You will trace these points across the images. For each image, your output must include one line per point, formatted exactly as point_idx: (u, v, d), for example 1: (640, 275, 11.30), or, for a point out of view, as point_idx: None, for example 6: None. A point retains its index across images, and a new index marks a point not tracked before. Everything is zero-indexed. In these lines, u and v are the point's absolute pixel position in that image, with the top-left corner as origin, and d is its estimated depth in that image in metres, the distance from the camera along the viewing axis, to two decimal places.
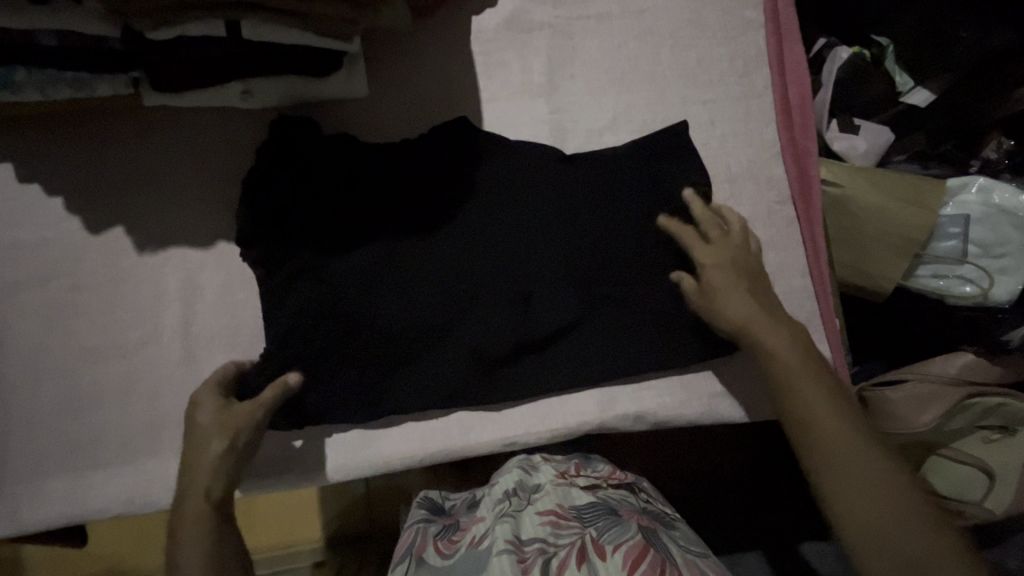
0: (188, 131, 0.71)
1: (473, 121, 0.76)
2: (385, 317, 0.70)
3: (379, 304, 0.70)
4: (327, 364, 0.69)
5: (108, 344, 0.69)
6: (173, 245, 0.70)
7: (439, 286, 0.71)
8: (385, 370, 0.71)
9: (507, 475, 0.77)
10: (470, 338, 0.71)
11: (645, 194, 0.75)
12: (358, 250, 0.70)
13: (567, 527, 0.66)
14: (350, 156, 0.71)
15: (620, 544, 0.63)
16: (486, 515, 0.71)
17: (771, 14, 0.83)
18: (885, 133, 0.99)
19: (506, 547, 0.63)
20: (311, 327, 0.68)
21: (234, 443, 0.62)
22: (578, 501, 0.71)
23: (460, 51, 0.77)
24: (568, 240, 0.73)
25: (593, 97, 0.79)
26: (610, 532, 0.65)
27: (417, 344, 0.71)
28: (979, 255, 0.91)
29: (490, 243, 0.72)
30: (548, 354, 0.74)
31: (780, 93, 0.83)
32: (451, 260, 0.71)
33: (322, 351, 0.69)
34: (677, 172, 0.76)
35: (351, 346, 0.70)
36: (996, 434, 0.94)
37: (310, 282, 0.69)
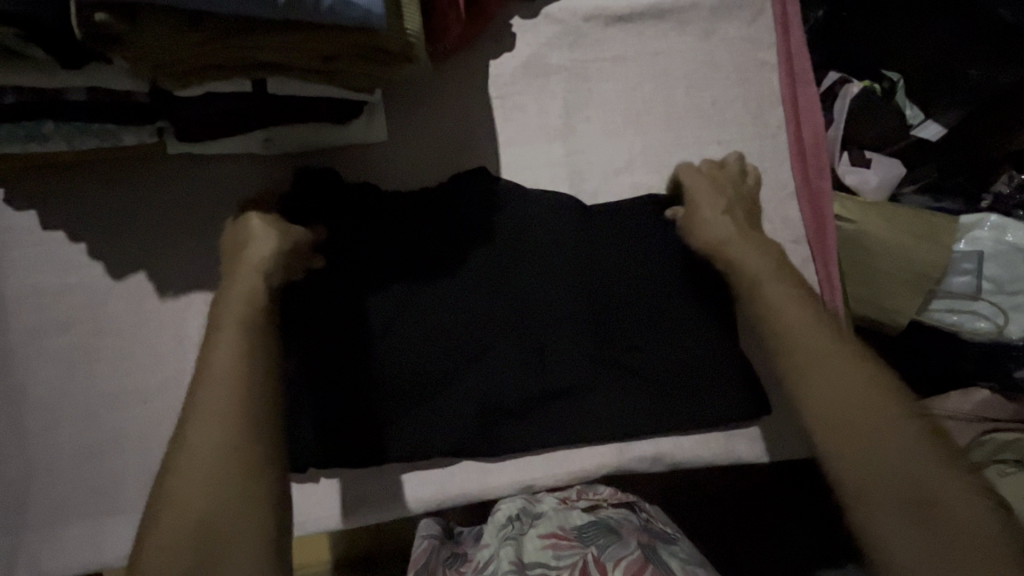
0: (209, 176, 0.72)
1: (491, 164, 0.77)
2: (398, 366, 0.70)
3: (392, 354, 0.70)
4: (344, 410, 0.70)
5: (128, 388, 0.69)
6: (193, 289, 0.71)
7: (451, 335, 0.71)
8: (398, 418, 0.71)
9: (508, 501, 0.73)
10: (480, 386, 0.72)
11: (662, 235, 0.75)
12: (372, 297, 0.70)
13: (569, 547, 0.67)
14: (371, 202, 0.72)
15: (620, 561, 0.65)
16: (491, 540, 0.71)
17: (785, 55, 0.84)
18: (896, 167, 1.00)
19: (510, 568, 0.65)
20: (333, 372, 0.69)
21: (277, 262, 0.61)
22: (578, 521, 0.71)
23: (478, 95, 0.77)
24: (586, 284, 0.73)
25: (609, 138, 0.80)
26: (610, 548, 0.66)
27: (428, 393, 0.71)
28: (992, 292, 0.91)
29: (506, 287, 0.72)
30: (564, 397, 0.74)
31: (794, 133, 0.83)
32: (465, 308, 0.72)
33: (341, 396, 0.70)
34: None
35: (366, 394, 0.70)
36: None
37: (327, 330, 0.70)
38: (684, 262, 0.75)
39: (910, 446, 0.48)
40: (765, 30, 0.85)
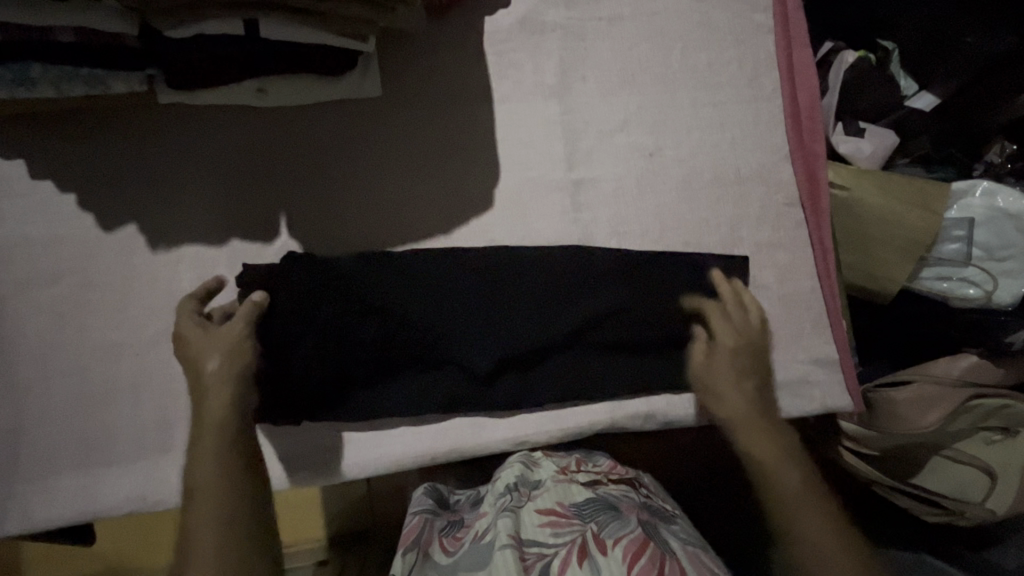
0: (202, 129, 0.71)
1: (488, 121, 0.76)
2: (398, 329, 0.70)
3: (396, 318, 0.70)
4: (340, 369, 0.69)
5: (119, 340, 0.69)
6: (186, 242, 0.70)
7: (451, 296, 0.72)
8: (394, 375, 0.71)
9: (507, 470, 0.76)
10: (480, 348, 0.72)
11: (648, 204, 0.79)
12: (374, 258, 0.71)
13: (567, 526, 0.66)
14: (375, 166, 0.74)
15: (620, 539, 0.63)
16: (489, 511, 0.70)
17: (781, 17, 0.84)
18: (890, 136, 1.00)
19: (509, 542, 0.63)
20: (326, 331, 0.68)
21: (227, 361, 0.62)
22: (576, 497, 0.71)
23: (474, 51, 0.77)
24: (589, 254, 0.76)
25: (605, 98, 0.80)
26: (610, 526, 0.65)
27: (428, 355, 0.71)
28: (982, 258, 0.92)
29: (512, 255, 0.74)
30: (563, 358, 0.74)
31: (789, 95, 0.84)
32: (467, 271, 0.73)
33: (336, 354, 0.68)
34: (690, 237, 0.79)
35: (365, 354, 0.69)
36: (998, 435, 0.98)
37: (318, 289, 0.68)
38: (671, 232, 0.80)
39: (821, 523, 0.62)
40: None
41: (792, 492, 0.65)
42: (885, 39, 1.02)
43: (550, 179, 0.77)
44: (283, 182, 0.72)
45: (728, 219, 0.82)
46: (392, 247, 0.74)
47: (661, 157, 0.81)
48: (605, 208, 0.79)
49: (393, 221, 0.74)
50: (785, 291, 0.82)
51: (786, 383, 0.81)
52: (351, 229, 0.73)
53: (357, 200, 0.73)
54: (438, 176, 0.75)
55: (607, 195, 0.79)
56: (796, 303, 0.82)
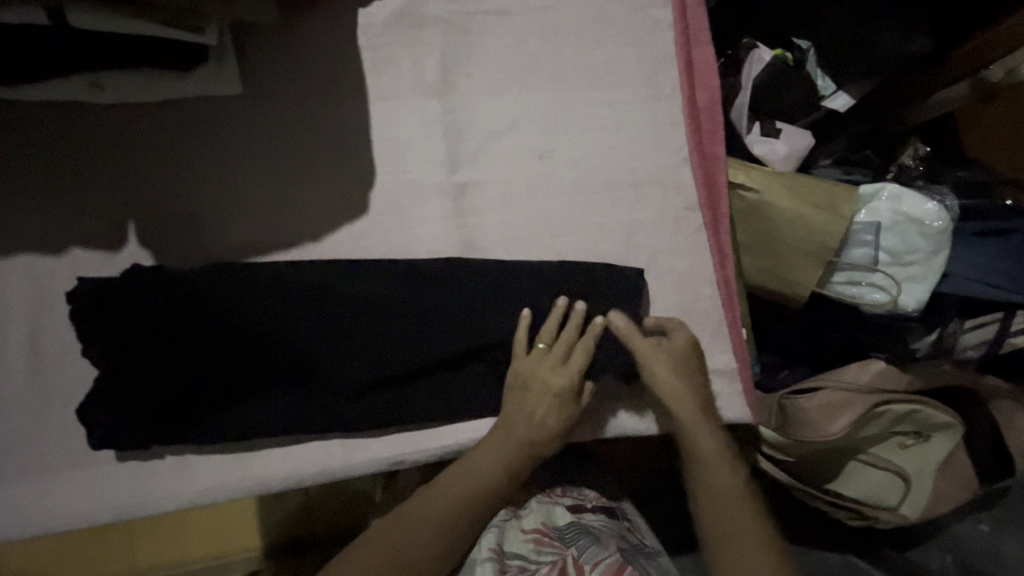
0: (35, 128, 0.65)
1: (361, 121, 0.71)
2: (255, 358, 0.65)
3: (252, 342, 0.64)
4: (187, 391, 0.63)
5: None
6: (18, 252, 0.64)
7: (311, 316, 0.66)
8: (250, 399, 0.66)
9: None
10: (345, 370, 0.67)
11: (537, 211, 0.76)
12: (229, 276, 0.66)
13: (549, 547, 0.67)
14: (235, 170, 0.69)
15: (598, 561, 0.62)
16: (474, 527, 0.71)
17: (679, 12, 0.80)
18: (808, 137, 0.98)
19: (489, 556, 0.66)
20: (174, 351, 0.63)
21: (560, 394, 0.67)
22: (561, 520, 0.71)
23: (344, 45, 0.71)
24: (472, 267, 0.72)
25: (491, 96, 0.76)
26: (588, 549, 0.64)
27: (288, 380, 0.66)
28: (889, 263, 0.90)
29: (384, 269, 0.70)
30: (444, 377, 0.70)
31: (687, 95, 0.80)
32: (332, 290, 0.67)
33: (183, 375, 0.63)
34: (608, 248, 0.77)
35: (218, 377, 0.64)
36: (911, 439, 0.98)
37: (162, 308, 0.63)
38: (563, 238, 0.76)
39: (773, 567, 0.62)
40: None
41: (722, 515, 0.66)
42: (802, 38, 0.99)
43: (430, 182, 0.73)
44: (133, 186, 0.66)
45: (623, 225, 0.78)
46: (256, 255, 0.69)
47: (551, 159, 0.77)
48: (491, 213, 0.75)
49: (257, 230, 0.69)
50: (683, 298, 0.80)
51: None
52: (209, 237, 0.68)
53: (215, 207, 0.68)
54: (305, 180, 0.70)
55: (493, 199, 0.75)
56: (694, 311, 0.80)
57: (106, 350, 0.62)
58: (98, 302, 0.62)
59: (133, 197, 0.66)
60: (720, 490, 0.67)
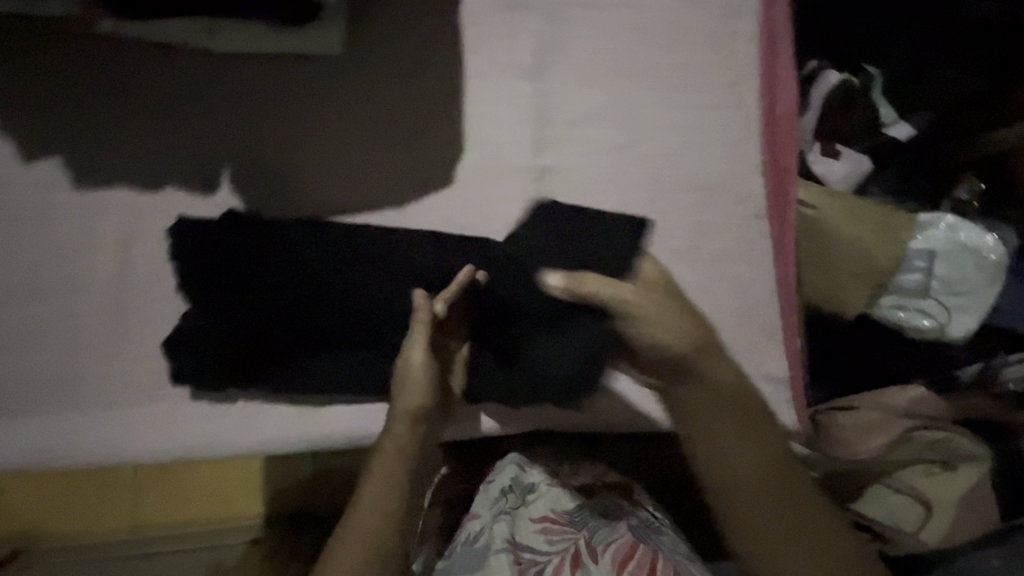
0: (137, 66, 0.65)
1: (454, 97, 0.73)
2: (334, 314, 0.66)
3: (332, 298, 0.66)
4: (269, 337, 0.65)
5: (30, 284, 0.64)
6: (114, 186, 0.65)
7: (389, 281, 0.67)
8: (324, 353, 0.67)
9: (501, 473, 0.79)
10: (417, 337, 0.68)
11: (613, 205, 0.77)
12: (316, 231, 0.67)
13: (562, 533, 0.73)
14: (328, 130, 0.70)
15: (610, 544, 0.71)
16: (482, 513, 0.76)
17: (767, 26, 0.82)
18: (865, 162, 1.00)
19: (505, 547, 0.72)
20: (261, 297, 0.65)
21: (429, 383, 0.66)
22: (568, 503, 0.75)
23: (446, 21, 0.73)
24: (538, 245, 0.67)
25: (579, 86, 0.77)
26: (601, 533, 0.72)
27: (360, 341, 0.68)
28: (941, 291, 0.92)
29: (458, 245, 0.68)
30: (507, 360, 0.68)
31: (766, 105, 0.82)
32: (411, 259, 0.68)
33: (267, 320, 0.65)
34: (676, 245, 0.79)
35: (298, 328, 0.66)
36: (937, 467, 0.97)
37: (252, 254, 0.65)
38: (635, 234, 0.78)
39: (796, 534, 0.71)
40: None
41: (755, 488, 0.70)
42: (870, 64, 1.00)
43: (514, 162, 0.74)
44: (230, 135, 0.68)
45: (692, 226, 0.80)
46: (341, 213, 0.70)
47: (630, 152, 0.78)
48: (565, 198, 0.76)
49: (345, 189, 0.70)
50: (741, 302, 0.81)
51: None
52: (299, 192, 0.69)
53: (305, 163, 0.69)
54: (394, 147, 0.71)
55: (571, 185, 0.76)
56: (752, 317, 0.81)
57: (196, 287, 0.64)
58: (192, 241, 0.64)
59: (231, 144, 0.68)
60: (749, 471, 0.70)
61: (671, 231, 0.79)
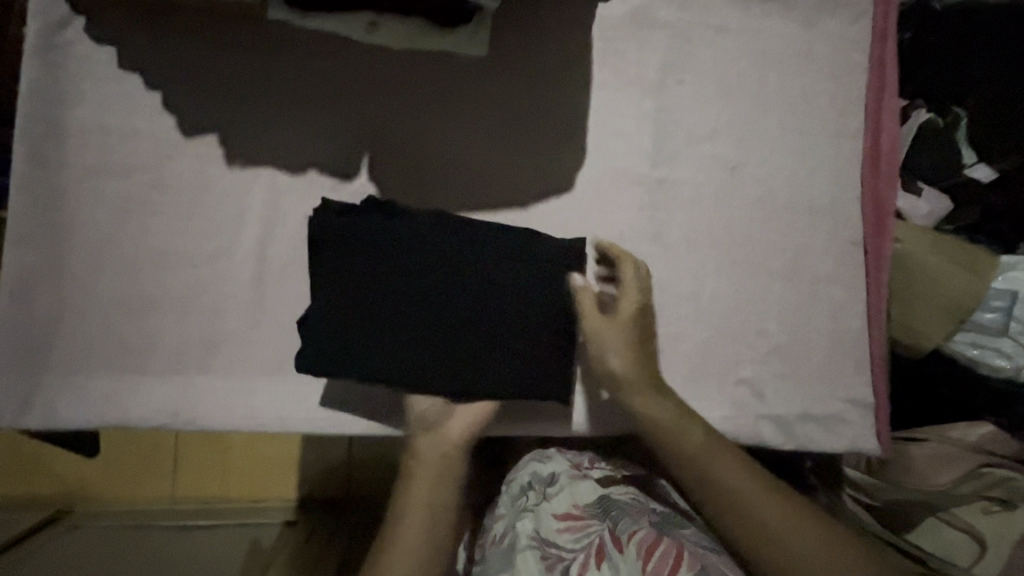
0: (297, 52, 0.69)
1: (582, 106, 0.76)
2: (461, 317, 0.67)
3: (462, 302, 0.67)
4: (400, 329, 0.66)
5: (178, 251, 0.67)
6: (264, 164, 0.69)
7: (516, 295, 0.69)
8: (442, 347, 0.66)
9: (522, 472, 0.81)
10: (526, 357, 0.69)
11: (719, 222, 0.80)
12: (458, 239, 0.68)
13: (583, 527, 0.71)
14: (464, 128, 0.73)
15: (633, 534, 0.69)
16: (506, 514, 0.77)
17: (878, 63, 0.85)
18: (946, 201, 1.03)
19: (530, 543, 0.71)
20: (398, 288, 0.66)
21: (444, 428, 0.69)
22: (589, 497, 0.75)
23: (583, 33, 0.76)
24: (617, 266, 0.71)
25: (698, 104, 0.80)
26: (624, 524, 0.70)
27: (472, 359, 0.67)
28: (1018, 331, 0.95)
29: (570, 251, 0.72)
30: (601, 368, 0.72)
31: (871, 138, 0.85)
32: (540, 280, 0.70)
33: (399, 312, 0.65)
34: (775, 265, 0.82)
35: (426, 326, 0.66)
36: (996, 506, 0.99)
37: (396, 245, 0.66)
38: (737, 252, 0.81)
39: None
40: (864, 33, 0.86)
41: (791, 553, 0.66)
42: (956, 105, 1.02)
43: (633, 172, 0.77)
44: (377, 125, 0.71)
45: (793, 248, 0.83)
46: (469, 208, 0.73)
47: (741, 172, 0.81)
48: (679, 211, 0.79)
49: (474, 186, 0.73)
50: (835, 327, 0.83)
51: (821, 418, 0.82)
52: (434, 184, 0.72)
53: (441, 157, 0.73)
54: (523, 149, 0.74)
55: (686, 200, 0.79)
56: (843, 341, 0.84)
57: (333, 267, 0.66)
58: (336, 222, 0.66)
59: (372, 133, 0.71)
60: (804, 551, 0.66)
61: (772, 251, 0.82)
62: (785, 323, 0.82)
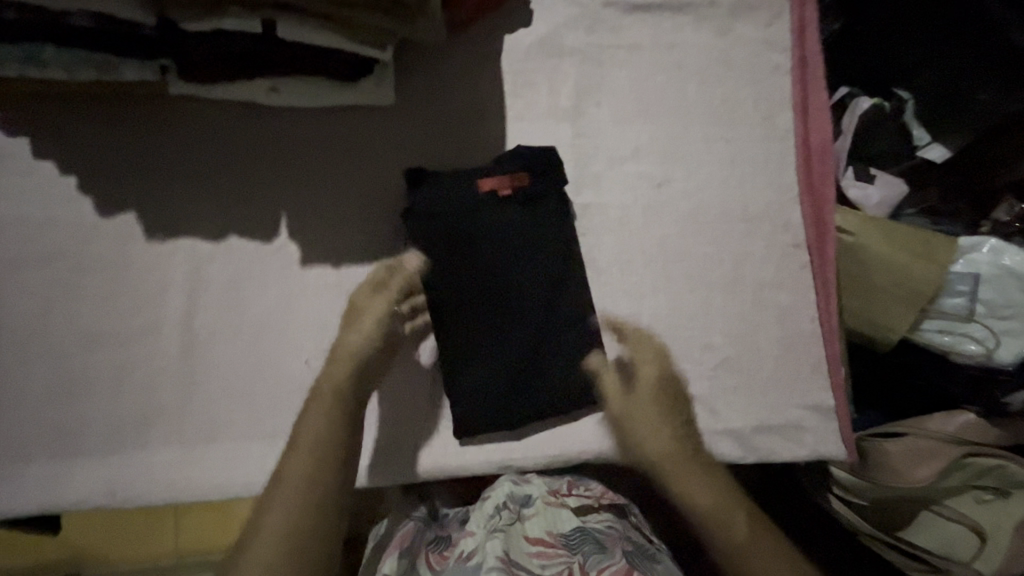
0: (205, 122, 0.70)
1: (498, 140, 0.76)
2: (517, 320, 0.72)
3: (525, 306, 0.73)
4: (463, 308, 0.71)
5: (106, 330, 0.68)
6: (182, 236, 0.69)
7: (567, 331, 0.74)
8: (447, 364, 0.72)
9: (499, 487, 0.76)
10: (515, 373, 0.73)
11: (652, 240, 0.79)
12: (547, 250, 0.74)
13: (554, 557, 0.70)
14: (379, 175, 0.74)
15: (603, 572, 0.68)
16: (476, 531, 0.73)
17: (799, 61, 0.84)
18: (900, 186, 1.00)
19: (496, 565, 0.68)
20: (473, 279, 0.71)
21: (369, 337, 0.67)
22: (565, 526, 0.73)
23: (491, 70, 0.77)
24: (559, 263, 0.74)
25: (618, 124, 0.80)
26: (594, 558, 0.69)
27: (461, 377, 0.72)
28: (985, 315, 0.91)
29: (537, 261, 0.73)
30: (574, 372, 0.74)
31: (801, 136, 0.84)
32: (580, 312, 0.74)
33: (467, 297, 0.71)
34: (716, 277, 0.80)
35: (479, 330, 0.72)
36: (990, 495, 0.93)
37: (487, 231, 0.71)
38: (675, 267, 0.80)
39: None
40: (782, 32, 0.85)
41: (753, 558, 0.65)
42: (901, 89, 1.01)
43: None
44: (438, 198, 0.70)
45: (732, 257, 0.81)
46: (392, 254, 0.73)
47: (669, 187, 0.80)
48: (608, 233, 0.78)
49: (395, 231, 0.73)
50: (786, 331, 0.81)
51: (779, 426, 0.80)
52: (355, 233, 0.73)
53: (357, 207, 0.73)
54: None
55: (613, 222, 0.79)
56: (794, 346, 0.81)
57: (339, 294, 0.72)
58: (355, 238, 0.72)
59: (288, 191, 0.71)
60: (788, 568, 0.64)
61: (710, 263, 0.80)
62: (732, 334, 0.80)
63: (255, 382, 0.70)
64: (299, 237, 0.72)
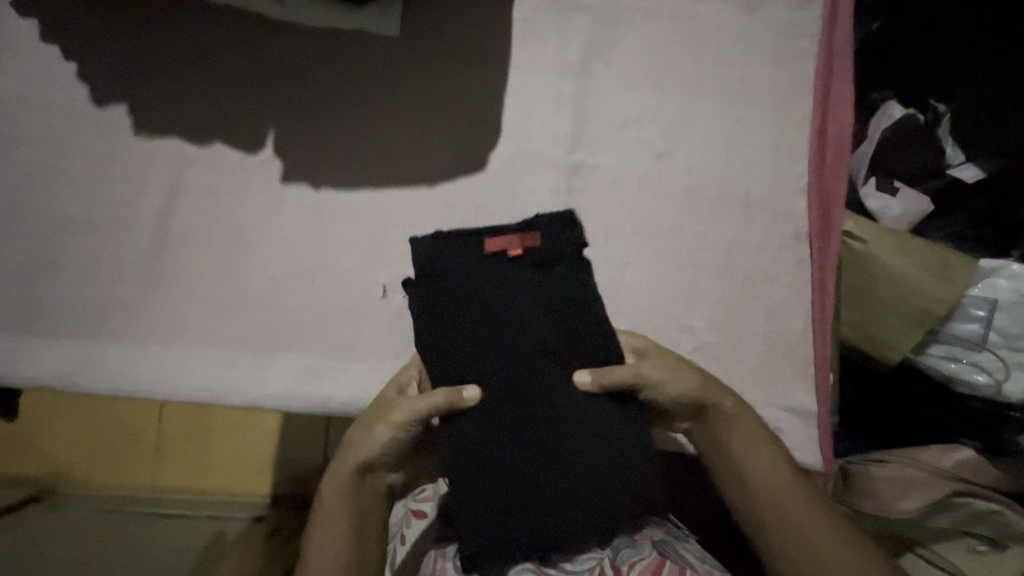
0: (210, 29, 0.71)
1: (498, 84, 0.75)
2: (521, 421, 0.61)
3: (530, 401, 0.62)
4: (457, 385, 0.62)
5: (81, 216, 0.69)
6: (168, 136, 0.70)
7: (580, 420, 0.62)
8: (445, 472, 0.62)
9: None
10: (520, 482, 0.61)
11: (643, 210, 0.76)
12: (556, 337, 0.63)
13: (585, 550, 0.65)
14: (373, 104, 0.73)
15: (634, 564, 0.64)
16: None
17: (826, 48, 0.80)
18: (925, 203, 0.92)
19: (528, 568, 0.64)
20: (471, 370, 0.62)
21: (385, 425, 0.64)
22: None
23: (502, 15, 0.75)
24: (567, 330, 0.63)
25: (624, 87, 0.77)
26: (625, 552, 0.65)
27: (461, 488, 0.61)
28: (999, 345, 0.85)
29: (544, 335, 0.63)
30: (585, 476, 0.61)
31: (819, 128, 0.80)
32: (583, 358, 0.63)
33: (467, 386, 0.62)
34: (707, 257, 0.77)
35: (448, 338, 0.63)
36: (984, 546, 0.85)
37: (504, 302, 0.63)
38: (664, 241, 0.76)
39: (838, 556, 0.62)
40: (810, 18, 0.81)
41: (801, 532, 0.62)
42: (940, 101, 0.95)
43: (548, 155, 0.75)
44: (444, 266, 0.64)
45: (726, 240, 0.77)
46: (373, 183, 0.72)
47: (670, 159, 0.77)
48: (598, 198, 0.76)
49: (381, 162, 0.72)
50: (773, 326, 0.77)
51: None
52: (341, 159, 0.72)
53: (346, 132, 0.72)
54: (434, 126, 0.73)
55: (606, 186, 0.76)
56: (780, 343, 0.77)
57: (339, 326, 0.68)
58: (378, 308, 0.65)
59: (282, 107, 0.71)
60: (837, 536, 0.63)
61: (702, 242, 0.77)
62: (715, 319, 0.76)
63: (217, 292, 0.69)
64: (284, 153, 0.71)
